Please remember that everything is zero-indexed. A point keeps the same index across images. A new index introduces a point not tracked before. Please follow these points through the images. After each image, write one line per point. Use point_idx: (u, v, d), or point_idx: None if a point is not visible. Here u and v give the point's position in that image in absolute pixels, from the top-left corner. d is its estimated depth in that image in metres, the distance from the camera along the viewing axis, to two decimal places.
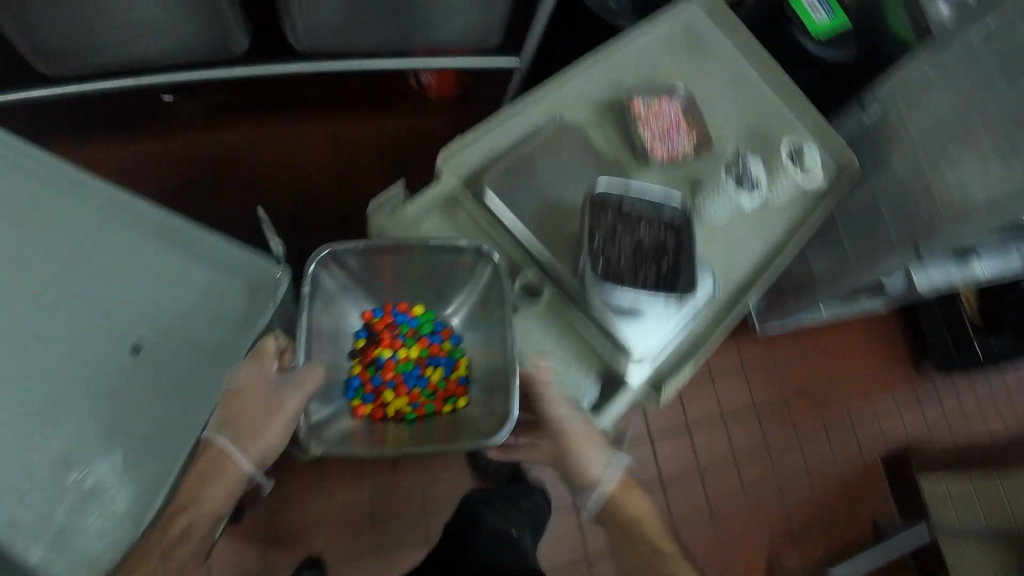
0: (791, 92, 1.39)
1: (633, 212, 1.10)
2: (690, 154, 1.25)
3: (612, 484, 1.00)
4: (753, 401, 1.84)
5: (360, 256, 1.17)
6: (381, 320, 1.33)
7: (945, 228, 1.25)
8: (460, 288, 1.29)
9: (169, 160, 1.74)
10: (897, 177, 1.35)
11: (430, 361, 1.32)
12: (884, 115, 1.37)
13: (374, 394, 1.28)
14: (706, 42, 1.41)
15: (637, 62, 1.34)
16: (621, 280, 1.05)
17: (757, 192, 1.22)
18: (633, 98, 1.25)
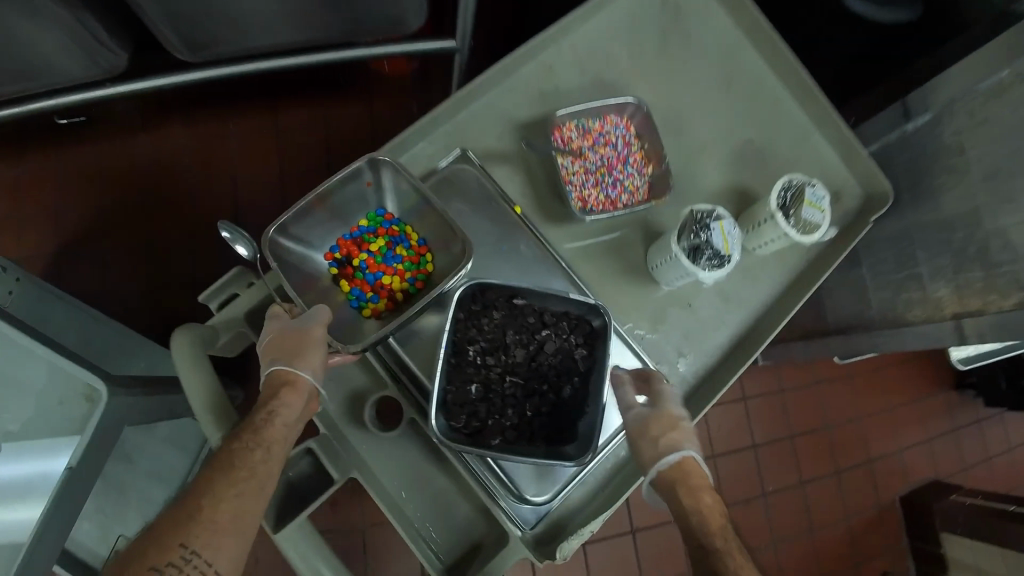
0: (809, 98, 1.01)
1: (533, 313, 0.83)
2: (639, 198, 0.93)
3: (673, 467, 0.76)
4: (753, 436, 1.50)
5: (310, 224, 0.84)
6: (337, 249, 0.88)
7: (1001, 310, 0.90)
8: (385, 194, 0.88)
9: (75, 180, 1.47)
10: (948, 222, 0.98)
11: (400, 239, 0.89)
12: (937, 129, 0.97)
13: (379, 289, 0.86)
14: (691, 21, 1.02)
15: (585, 58, 0.98)
16: (498, 411, 0.81)
17: (727, 264, 0.85)
18: (566, 120, 0.92)
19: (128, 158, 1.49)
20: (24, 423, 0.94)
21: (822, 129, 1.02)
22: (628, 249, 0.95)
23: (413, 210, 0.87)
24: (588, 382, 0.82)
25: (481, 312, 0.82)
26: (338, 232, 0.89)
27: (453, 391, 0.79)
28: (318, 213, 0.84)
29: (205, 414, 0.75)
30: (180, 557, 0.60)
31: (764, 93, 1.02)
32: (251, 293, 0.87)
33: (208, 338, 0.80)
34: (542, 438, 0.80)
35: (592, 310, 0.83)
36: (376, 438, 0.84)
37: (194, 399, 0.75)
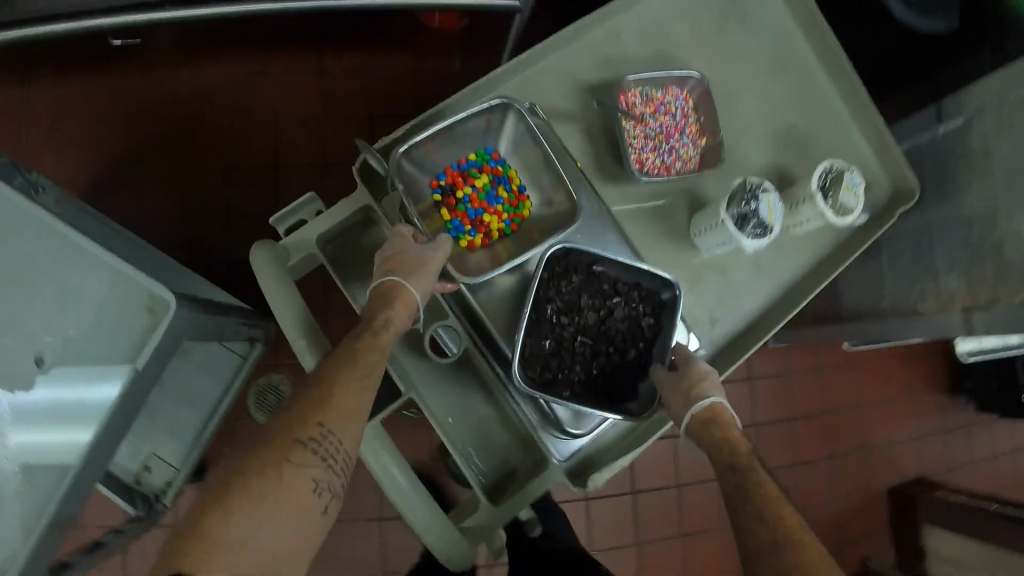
0: (851, 92, 1.07)
1: (608, 280, 0.85)
2: (690, 167, 0.99)
3: (706, 409, 0.77)
4: (755, 415, 1.59)
5: (424, 156, 0.87)
6: (442, 177, 0.90)
7: (1010, 305, 0.96)
8: (501, 132, 0.90)
9: (124, 108, 1.50)
10: (966, 221, 1.05)
11: (503, 182, 0.90)
12: (965, 135, 1.05)
13: (477, 225, 0.89)
14: (751, 6, 1.07)
15: (646, 32, 1.04)
16: (567, 366, 0.84)
17: (768, 234, 0.91)
18: (630, 86, 0.97)
19: (176, 94, 1.52)
20: (82, 327, 0.95)
21: (858, 124, 1.09)
22: (674, 215, 1.00)
23: (525, 154, 0.91)
24: (653, 346, 0.85)
25: (562, 275, 0.84)
26: (449, 160, 0.90)
27: (529, 346, 0.82)
28: (431, 146, 0.86)
29: (301, 336, 0.80)
30: (317, 434, 0.67)
31: (809, 84, 1.08)
32: (327, 217, 0.88)
33: (282, 256, 0.86)
34: (606, 393, 0.84)
35: (666, 283, 0.84)
36: (430, 363, 0.90)
37: (289, 322, 0.80)
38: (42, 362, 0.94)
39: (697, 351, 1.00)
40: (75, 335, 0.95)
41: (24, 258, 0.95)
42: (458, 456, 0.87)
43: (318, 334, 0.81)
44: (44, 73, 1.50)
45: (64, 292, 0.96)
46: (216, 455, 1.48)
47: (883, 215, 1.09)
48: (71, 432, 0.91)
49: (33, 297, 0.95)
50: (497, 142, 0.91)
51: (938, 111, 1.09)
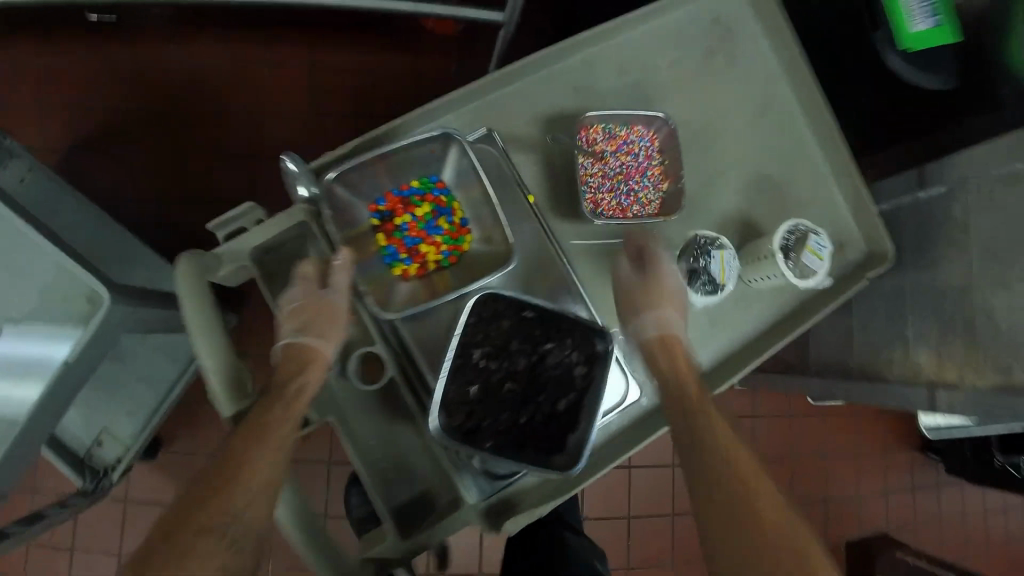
0: (834, 145, 1.02)
1: (541, 326, 0.82)
2: (649, 211, 0.95)
3: (655, 326, 0.84)
4: None
5: (359, 180, 0.84)
6: (381, 202, 0.88)
7: (976, 389, 0.93)
8: (445, 163, 0.87)
9: (106, 80, 1.49)
10: (940, 291, 1.00)
11: (443, 214, 0.88)
12: (945, 203, 1.00)
13: (413, 254, 0.88)
14: (737, 45, 1.02)
15: (623, 64, 1.00)
16: (493, 413, 0.79)
17: (719, 292, 0.88)
18: (593, 121, 0.94)
19: (161, 70, 1.50)
20: (26, 311, 0.96)
21: (839, 180, 1.04)
22: (627, 257, 0.96)
23: (466, 187, 0.88)
24: (584, 399, 0.80)
25: (491, 319, 0.81)
26: (389, 185, 0.88)
27: (453, 389, 0.79)
28: (369, 171, 0.83)
29: (218, 381, 0.75)
30: (219, 526, 0.61)
31: (791, 134, 1.04)
32: (262, 229, 0.85)
33: (208, 268, 0.82)
34: (535, 446, 0.77)
35: (597, 332, 0.81)
36: (355, 388, 0.87)
37: (206, 360, 0.75)
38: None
39: (639, 403, 0.91)
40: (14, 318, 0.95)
41: None
42: (374, 484, 0.86)
43: (238, 375, 0.76)
44: (31, 37, 1.49)
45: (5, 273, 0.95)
46: (173, 436, 1.48)
47: (854, 275, 1.05)
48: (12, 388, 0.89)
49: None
50: (441, 170, 0.89)
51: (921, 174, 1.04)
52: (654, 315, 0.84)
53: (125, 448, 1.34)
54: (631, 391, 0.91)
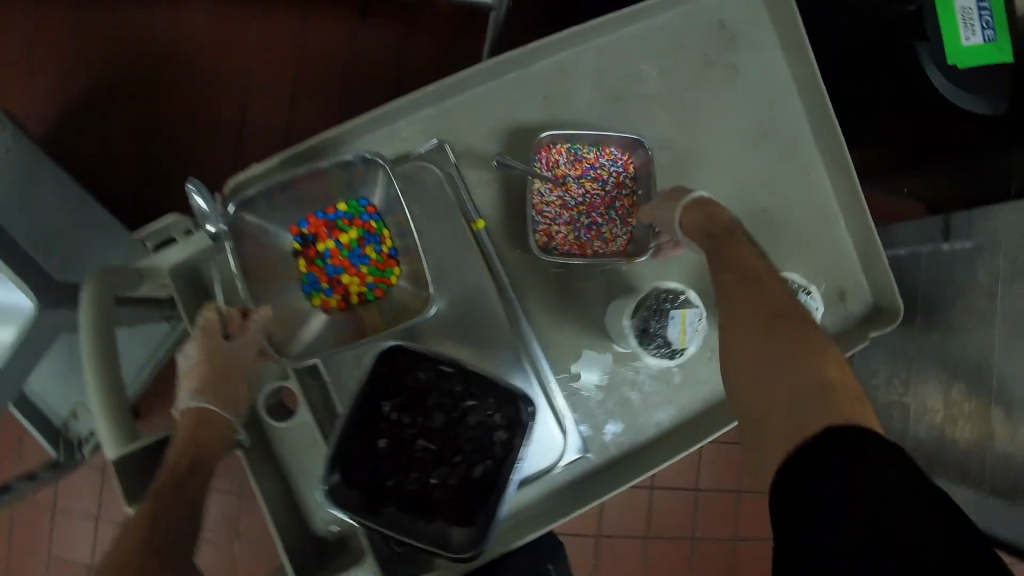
0: (842, 178, 0.92)
1: (462, 382, 0.74)
2: (613, 247, 0.87)
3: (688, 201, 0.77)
4: (698, 480, 1.39)
5: (275, 206, 0.76)
6: (304, 225, 0.81)
7: (979, 489, 0.87)
8: (376, 183, 0.79)
9: (71, 39, 1.34)
10: (952, 360, 0.90)
11: (370, 242, 0.83)
12: (968, 264, 0.88)
13: (336, 283, 0.82)
14: (741, 60, 0.91)
15: (602, 73, 0.89)
16: (401, 473, 0.73)
17: (676, 356, 0.79)
18: (559, 139, 0.85)
19: (132, 32, 1.35)
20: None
21: (845, 214, 0.93)
22: (588, 295, 0.86)
23: (394, 217, 0.81)
24: (502, 468, 0.73)
25: (406, 369, 0.74)
26: (313, 207, 0.81)
27: (359, 445, 0.72)
28: (285, 197, 0.76)
29: (104, 422, 0.69)
30: None
31: (795, 159, 0.92)
32: (183, 246, 0.81)
33: (125, 285, 0.78)
34: (442, 516, 0.72)
35: (524, 396, 0.73)
36: (267, 423, 0.81)
37: (94, 398, 0.69)
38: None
39: (584, 457, 0.85)
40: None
41: None
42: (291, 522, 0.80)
43: (125, 418, 0.70)
44: None
45: None
46: None
47: (853, 331, 0.93)
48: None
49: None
50: (372, 193, 0.82)
51: (945, 226, 0.92)
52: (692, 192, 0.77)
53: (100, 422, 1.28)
54: (569, 447, 0.84)
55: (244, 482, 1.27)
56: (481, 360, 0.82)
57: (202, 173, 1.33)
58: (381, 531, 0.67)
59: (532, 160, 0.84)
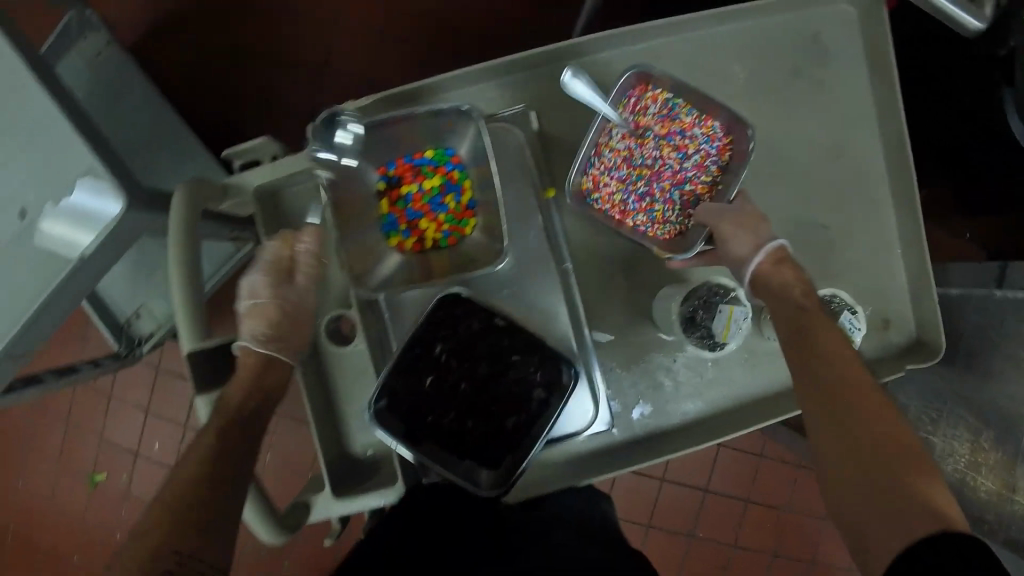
0: (906, 205, 0.93)
1: (510, 337, 0.79)
2: (656, 225, 0.90)
3: (771, 256, 0.76)
4: (708, 481, 1.42)
5: (365, 142, 0.80)
6: (391, 166, 0.86)
7: (992, 536, 0.91)
8: (462, 134, 0.82)
9: None
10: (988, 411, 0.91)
11: (451, 192, 0.86)
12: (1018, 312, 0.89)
13: (413, 227, 0.85)
14: (825, 73, 0.94)
15: (688, 65, 0.95)
16: (440, 411, 0.78)
17: (716, 349, 0.83)
18: (661, 87, 0.88)
19: None
20: (41, 195, 0.92)
21: (902, 250, 0.95)
22: (638, 282, 0.91)
23: (477, 169, 0.84)
24: (535, 422, 0.77)
25: (461, 316, 0.79)
26: (402, 151, 0.85)
27: (406, 378, 0.77)
28: (375, 135, 0.80)
29: (184, 318, 0.76)
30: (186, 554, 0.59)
31: (863, 186, 0.95)
32: (270, 169, 0.88)
33: (211, 197, 0.84)
34: (471, 457, 0.78)
35: (567, 361, 0.78)
36: (324, 347, 0.87)
37: (177, 297, 0.76)
38: (25, 215, 0.93)
39: (608, 432, 0.90)
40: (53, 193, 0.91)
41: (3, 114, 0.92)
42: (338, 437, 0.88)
43: (201, 317, 0.77)
44: None
45: (44, 163, 0.92)
46: None
47: (893, 360, 0.95)
48: (76, 234, 0.91)
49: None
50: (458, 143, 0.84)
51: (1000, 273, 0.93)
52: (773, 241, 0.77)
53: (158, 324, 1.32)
54: (598, 419, 0.88)
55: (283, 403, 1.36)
56: (530, 322, 0.87)
57: (288, 107, 1.40)
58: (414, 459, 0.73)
59: (622, 94, 0.87)
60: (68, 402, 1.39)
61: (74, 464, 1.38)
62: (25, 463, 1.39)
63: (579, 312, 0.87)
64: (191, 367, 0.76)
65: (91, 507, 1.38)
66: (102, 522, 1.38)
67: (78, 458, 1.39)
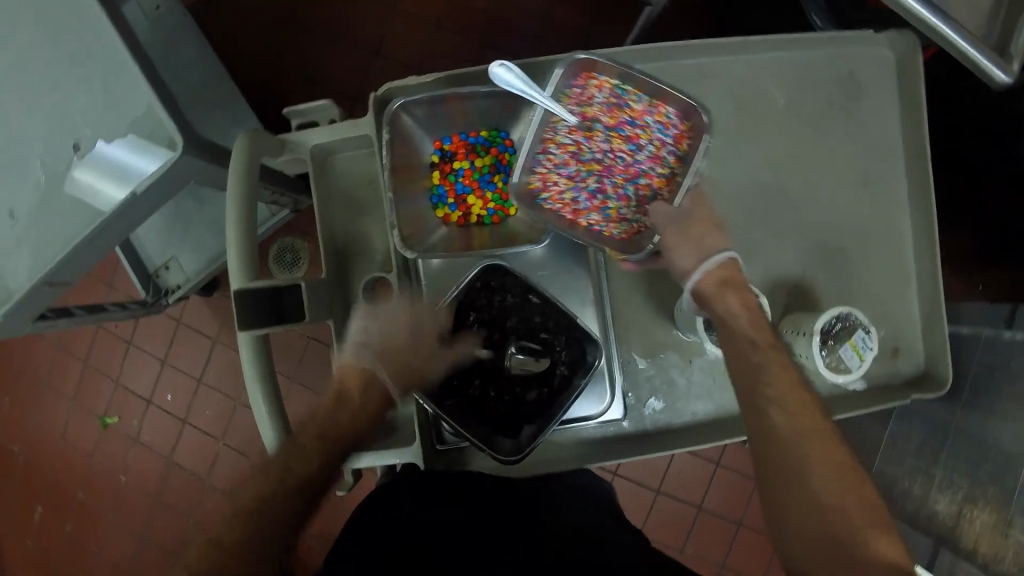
0: (924, 240, 0.97)
1: (541, 315, 0.84)
2: (613, 221, 0.91)
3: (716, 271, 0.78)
4: (703, 499, 1.44)
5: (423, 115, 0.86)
6: (447, 141, 0.93)
7: None
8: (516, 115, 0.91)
9: None
10: (986, 448, 0.94)
11: (499, 173, 0.94)
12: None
13: (461, 201, 0.93)
14: (859, 106, 0.99)
15: (736, 86, 1.00)
16: (465, 378, 0.83)
17: None
18: (607, 74, 0.86)
19: None
20: (99, 131, 0.97)
21: (917, 283, 0.98)
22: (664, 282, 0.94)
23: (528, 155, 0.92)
24: (556, 397, 0.82)
25: (497, 290, 0.85)
26: (459, 129, 0.92)
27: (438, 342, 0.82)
28: (437, 109, 0.86)
29: (235, 257, 0.80)
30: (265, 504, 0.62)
31: (884, 216, 0.99)
32: (330, 131, 0.92)
33: (270, 149, 0.89)
34: (490, 424, 0.81)
35: (592, 344, 0.82)
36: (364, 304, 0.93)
37: (231, 236, 0.81)
38: (78, 148, 0.97)
39: (619, 422, 0.93)
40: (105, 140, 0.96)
41: (76, 52, 0.97)
42: None
43: (252, 258, 0.81)
44: None
45: (109, 102, 0.96)
46: None
47: (900, 388, 0.98)
48: (107, 187, 0.95)
49: (63, 84, 0.97)
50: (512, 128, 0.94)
51: (1012, 315, 0.96)
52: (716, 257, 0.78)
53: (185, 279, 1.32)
54: (612, 407, 0.92)
55: (299, 370, 1.38)
56: None
57: (341, 85, 1.45)
58: (438, 416, 0.77)
59: (567, 83, 0.86)
60: (89, 344, 1.43)
61: (88, 403, 1.42)
62: (43, 395, 1.44)
63: (606, 304, 0.93)
64: (239, 305, 0.78)
65: (99, 446, 1.41)
66: (108, 462, 1.42)
67: (92, 398, 1.42)
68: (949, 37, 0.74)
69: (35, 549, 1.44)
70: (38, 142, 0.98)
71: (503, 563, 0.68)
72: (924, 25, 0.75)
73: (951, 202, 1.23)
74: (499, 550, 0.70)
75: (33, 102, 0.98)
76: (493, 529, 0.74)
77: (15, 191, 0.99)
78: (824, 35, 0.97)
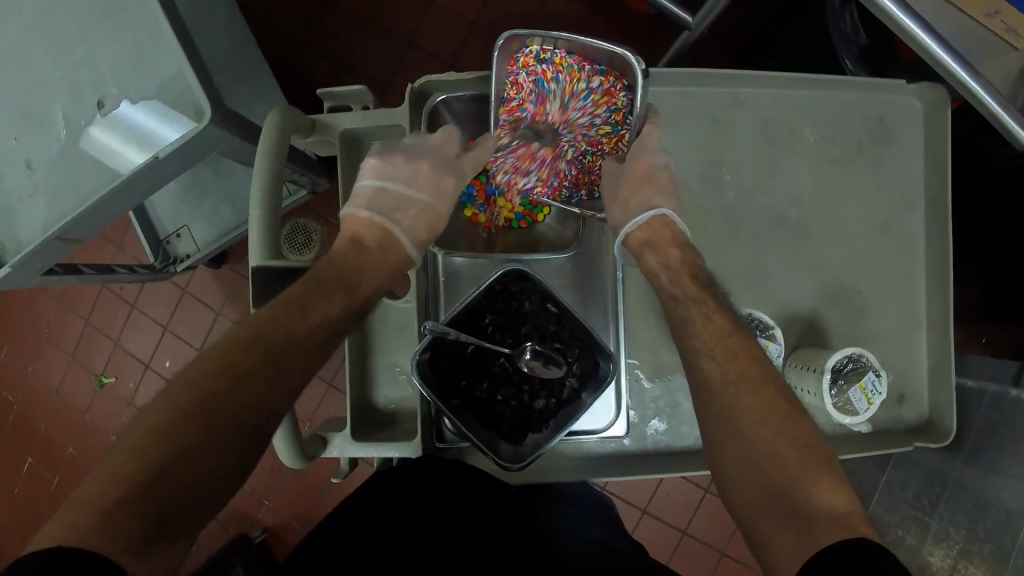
0: (938, 289, 0.97)
1: (556, 324, 0.85)
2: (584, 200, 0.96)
3: (653, 227, 0.86)
4: (689, 524, 1.43)
5: (459, 112, 0.95)
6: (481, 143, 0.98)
7: None
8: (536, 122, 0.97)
9: None
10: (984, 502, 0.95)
11: None
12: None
13: (488, 202, 0.97)
14: (886, 149, 1.00)
15: (767, 119, 0.99)
16: (474, 379, 0.83)
17: None
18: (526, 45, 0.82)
19: None
20: (127, 92, 0.96)
21: (927, 331, 0.99)
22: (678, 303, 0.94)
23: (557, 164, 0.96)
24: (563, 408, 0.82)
25: (514, 294, 0.85)
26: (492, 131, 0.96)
27: (451, 341, 0.81)
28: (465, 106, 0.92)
29: (257, 234, 0.80)
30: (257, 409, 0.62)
31: (901, 262, 0.99)
32: (362, 116, 0.91)
33: (301, 127, 0.88)
34: (495, 429, 0.81)
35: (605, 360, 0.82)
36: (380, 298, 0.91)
37: (253, 213, 0.80)
38: (101, 106, 0.96)
39: (621, 439, 0.93)
40: (131, 101, 0.95)
41: (110, 10, 0.96)
42: (366, 385, 0.91)
43: (272, 238, 0.81)
44: None
45: (141, 63, 0.96)
46: None
47: (904, 435, 0.98)
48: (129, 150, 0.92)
49: (94, 42, 0.97)
50: None
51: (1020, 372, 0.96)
52: (647, 215, 0.86)
53: (195, 249, 1.31)
54: (617, 424, 0.91)
55: None
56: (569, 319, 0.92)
57: (371, 73, 1.45)
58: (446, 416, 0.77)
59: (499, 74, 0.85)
60: (92, 303, 1.42)
61: (87, 360, 1.42)
62: (43, 347, 1.43)
63: (619, 315, 0.93)
64: (257, 280, 0.80)
65: (94, 405, 1.41)
66: (99, 422, 1.41)
67: (91, 357, 1.41)
68: (973, 90, 0.74)
69: (23, 499, 1.44)
70: (63, 95, 0.98)
71: (504, 563, 0.68)
72: (950, 76, 0.74)
73: (966, 255, 1.24)
74: (499, 550, 0.70)
75: (62, 56, 0.97)
76: (491, 529, 0.74)
77: (36, 142, 0.98)
78: (859, 78, 0.97)
